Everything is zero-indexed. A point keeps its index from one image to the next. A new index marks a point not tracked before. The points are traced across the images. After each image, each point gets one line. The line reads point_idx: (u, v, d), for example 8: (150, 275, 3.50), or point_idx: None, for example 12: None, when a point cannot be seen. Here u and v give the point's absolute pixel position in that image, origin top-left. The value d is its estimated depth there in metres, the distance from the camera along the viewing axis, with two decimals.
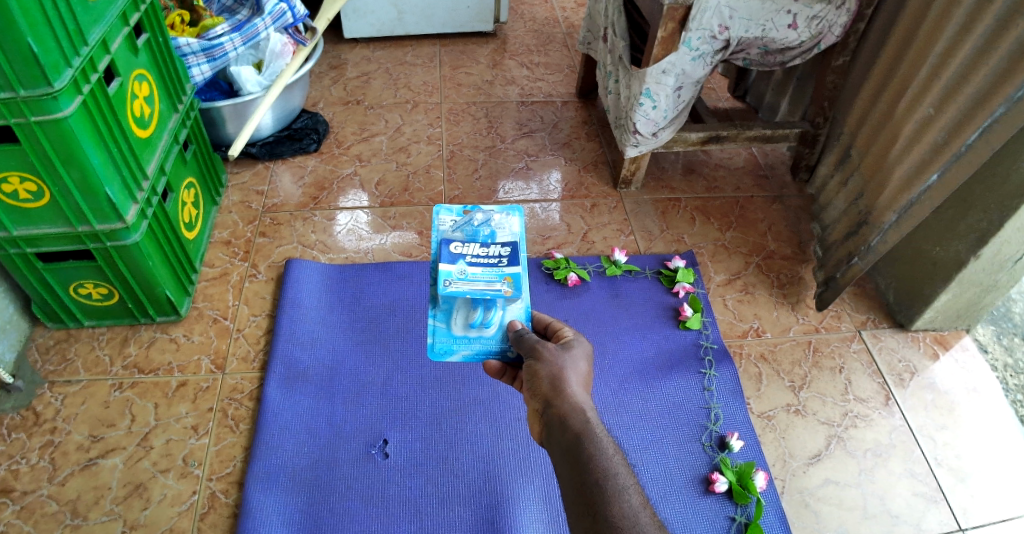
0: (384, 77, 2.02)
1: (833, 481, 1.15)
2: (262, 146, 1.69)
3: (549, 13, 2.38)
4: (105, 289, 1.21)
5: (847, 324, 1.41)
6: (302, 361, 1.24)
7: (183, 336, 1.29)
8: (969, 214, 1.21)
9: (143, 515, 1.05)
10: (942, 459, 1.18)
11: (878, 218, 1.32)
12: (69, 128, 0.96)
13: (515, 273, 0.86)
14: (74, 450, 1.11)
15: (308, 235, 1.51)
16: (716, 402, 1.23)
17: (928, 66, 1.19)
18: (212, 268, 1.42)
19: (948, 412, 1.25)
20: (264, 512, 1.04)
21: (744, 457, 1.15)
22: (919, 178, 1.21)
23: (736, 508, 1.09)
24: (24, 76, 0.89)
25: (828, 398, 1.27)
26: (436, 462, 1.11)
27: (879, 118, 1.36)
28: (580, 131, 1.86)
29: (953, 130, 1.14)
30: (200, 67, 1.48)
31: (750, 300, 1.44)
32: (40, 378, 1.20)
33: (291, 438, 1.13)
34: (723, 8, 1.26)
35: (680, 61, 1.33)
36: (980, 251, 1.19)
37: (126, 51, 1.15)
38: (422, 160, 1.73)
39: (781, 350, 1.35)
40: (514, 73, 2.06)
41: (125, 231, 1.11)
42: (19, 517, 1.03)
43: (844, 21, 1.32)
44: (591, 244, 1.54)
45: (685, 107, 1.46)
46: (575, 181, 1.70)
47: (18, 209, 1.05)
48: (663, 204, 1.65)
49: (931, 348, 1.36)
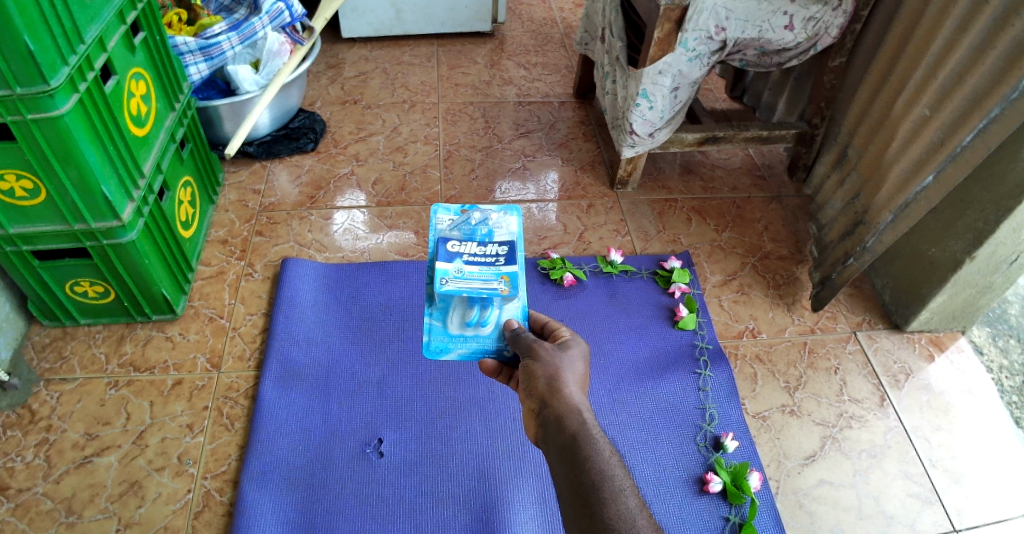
0: (382, 76, 2.02)
1: (828, 481, 1.15)
2: (259, 146, 1.69)
3: (548, 14, 2.38)
4: (101, 288, 1.22)
5: (843, 325, 1.41)
6: (299, 360, 1.24)
7: (179, 335, 1.29)
8: (966, 215, 1.21)
9: (138, 512, 1.05)
10: (937, 460, 1.19)
11: (874, 218, 1.32)
12: (66, 126, 0.96)
13: (513, 272, 0.86)
14: (69, 447, 1.11)
15: (304, 234, 1.51)
16: (712, 403, 1.23)
17: (925, 66, 1.19)
18: (209, 267, 1.42)
19: (943, 413, 1.25)
20: (259, 511, 1.04)
21: (739, 458, 1.16)
22: (915, 178, 1.21)
23: (730, 508, 1.09)
24: (21, 74, 0.89)
25: (823, 398, 1.27)
26: (432, 461, 1.12)
27: (875, 119, 1.36)
28: (578, 131, 1.86)
29: (950, 130, 1.14)
30: (197, 67, 1.48)
31: (746, 300, 1.44)
32: (36, 376, 1.20)
33: (287, 437, 1.13)
34: (719, 9, 1.26)
35: (677, 62, 1.33)
36: (976, 251, 1.19)
37: (123, 50, 1.15)
38: (419, 159, 1.74)
39: (776, 351, 1.35)
40: (512, 73, 2.07)
41: (122, 229, 1.11)
42: (14, 515, 1.03)
43: (841, 22, 1.32)
44: (588, 244, 1.54)
45: (681, 107, 1.46)
46: (571, 181, 1.71)
47: (14, 207, 1.05)
48: (660, 204, 1.66)
49: (927, 349, 1.36)
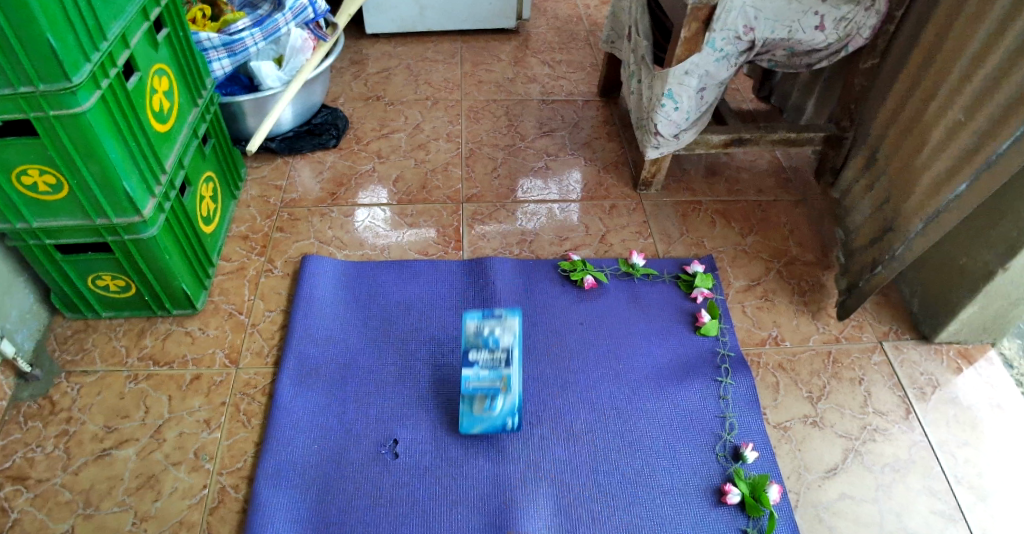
0: (405, 73, 2.01)
1: (850, 496, 1.12)
2: (282, 141, 1.69)
3: (573, 11, 2.35)
4: (122, 282, 1.22)
5: (869, 334, 1.37)
6: (316, 357, 1.24)
7: (198, 330, 1.29)
8: (1000, 224, 1.17)
9: (154, 506, 1.05)
10: (963, 477, 1.15)
11: (904, 226, 1.28)
12: (88, 122, 0.96)
13: (510, 374, 1.11)
14: (88, 439, 1.12)
15: (325, 231, 1.51)
16: (732, 412, 1.20)
17: (960, 70, 1.15)
18: (229, 262, 1.42)
19: (970, 428, 1.21)
20: (271, 509, 1.04)
21: (758, 469, 1.13)
22: (948, 184, 1.17)
23: (748, 520, 1.07)
24: (43, 71, 0.90)
25: (847, 410, 1.24)
26: (446, 463, 1.11)
27: (906, 124, 1.32)
28: (601, 130, 1.84)
29: (985, 136, 1.10)
30: (221, 62, 1.48)
31: (770, 307, 1.41)
32: (58, 367, 1.22)
33: (302, 435, 1.13)
34: (748, 8, 1.23)
35: (704, 61, 1.30)
36: (1009, 262, 1.15)
37: (146, 45, 1.15)
38: (441, 157, 1.73)
39: (800, 360, 1.31)
40: (536, 71, 2.05)
41: (143, 224, 1.12)
42: (34, 505, 1.04)
43: (874, 22, 1.28)
44: (609, 246, 1.52)
45: (707, 108, 1.43)
46: (594, 181, 1.68)
47: (38, 202, 1.06)
48: (684, 206, 1.63)
49: (955, 361, 1.32)
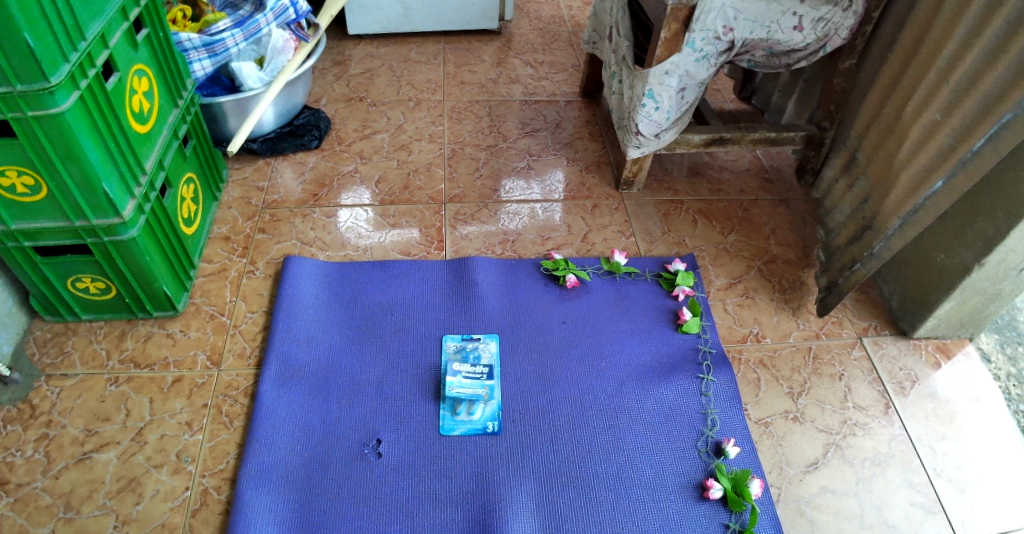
0: (388, 73, 2.01)
1: (831, 490, 1.14)
2: (264, 142, 1.68)
3: (556, 11, 2.37)
4: (102, 284, 1.22)
5: (848, 330, 1.39)
6: (299, 358, 1.24)
7: (180, 332, 1.29)
8: (976, 222, 1.19)
9: (136, 509, 1.05)
10: (942, 470, 1.17)
11: (882, 224, 1.30)
12: (67, 123, 0.96)
13: (492, 385, 1.21)
14: (69, 443, 1.12)
15: (307, 232, 1.51)
16: (713, 408, 1.22)
17: (937, 71, 1.17)
18: (211, 264, 1.42)
19: (948, 422, 1.24)
20: (255, 510, 1.04)
21: (740, 464, 1.15)
22: (924, 184, 1.19)
23: (730, 515, 1.08)
24: (22, 71, 0.89)
25: (827, 405, 1.26)
26: (430, 462, 1.11)
27: (885, 124, 1.34)
28: (584, 131, 1.85)
29: (961, 136, 1.12)
30: (201, 63, 1.47)
31: (750, 305, 1.43)
32: (37, 371, 1.21)
33: (285, 437, 1.13)
34: (728, 9, 1.25)
35: (684, 61, 1.31)
36: (985, 259, 1.17)
37: (125, 46, 1.14)
38: (423, 157, 1.73)
39: (781, 356, 1.33)
40: (519, 71, 2.06)
41: (123, 226, 1.11)
42: (13, 509, 1.04)
43: (851, 23, 1.30)
44: (591, 245, 1.53)
45: (687, 108, 1.44)
46: (577, 181, 1.69)
47: (16, 203, 1.05)
48: (665, 205, 1.64)
49: (933, 357, 1.34)
